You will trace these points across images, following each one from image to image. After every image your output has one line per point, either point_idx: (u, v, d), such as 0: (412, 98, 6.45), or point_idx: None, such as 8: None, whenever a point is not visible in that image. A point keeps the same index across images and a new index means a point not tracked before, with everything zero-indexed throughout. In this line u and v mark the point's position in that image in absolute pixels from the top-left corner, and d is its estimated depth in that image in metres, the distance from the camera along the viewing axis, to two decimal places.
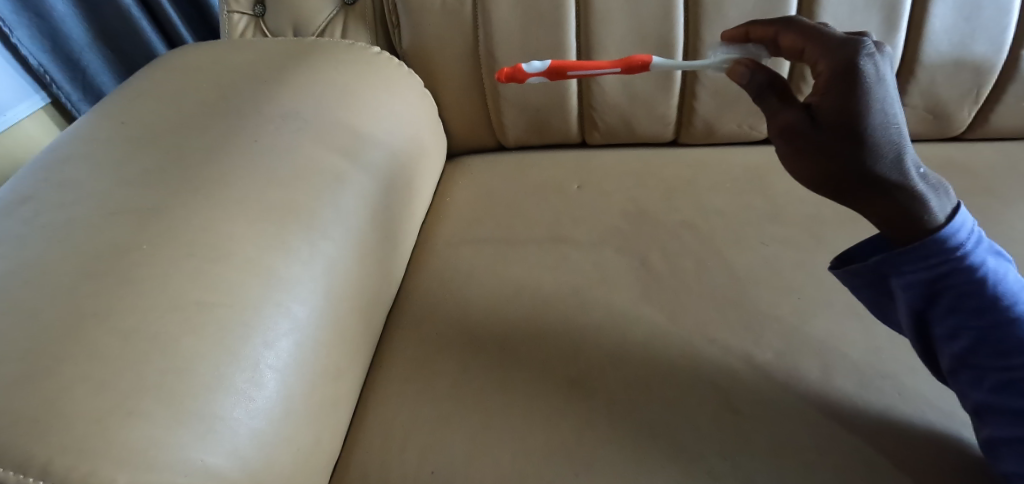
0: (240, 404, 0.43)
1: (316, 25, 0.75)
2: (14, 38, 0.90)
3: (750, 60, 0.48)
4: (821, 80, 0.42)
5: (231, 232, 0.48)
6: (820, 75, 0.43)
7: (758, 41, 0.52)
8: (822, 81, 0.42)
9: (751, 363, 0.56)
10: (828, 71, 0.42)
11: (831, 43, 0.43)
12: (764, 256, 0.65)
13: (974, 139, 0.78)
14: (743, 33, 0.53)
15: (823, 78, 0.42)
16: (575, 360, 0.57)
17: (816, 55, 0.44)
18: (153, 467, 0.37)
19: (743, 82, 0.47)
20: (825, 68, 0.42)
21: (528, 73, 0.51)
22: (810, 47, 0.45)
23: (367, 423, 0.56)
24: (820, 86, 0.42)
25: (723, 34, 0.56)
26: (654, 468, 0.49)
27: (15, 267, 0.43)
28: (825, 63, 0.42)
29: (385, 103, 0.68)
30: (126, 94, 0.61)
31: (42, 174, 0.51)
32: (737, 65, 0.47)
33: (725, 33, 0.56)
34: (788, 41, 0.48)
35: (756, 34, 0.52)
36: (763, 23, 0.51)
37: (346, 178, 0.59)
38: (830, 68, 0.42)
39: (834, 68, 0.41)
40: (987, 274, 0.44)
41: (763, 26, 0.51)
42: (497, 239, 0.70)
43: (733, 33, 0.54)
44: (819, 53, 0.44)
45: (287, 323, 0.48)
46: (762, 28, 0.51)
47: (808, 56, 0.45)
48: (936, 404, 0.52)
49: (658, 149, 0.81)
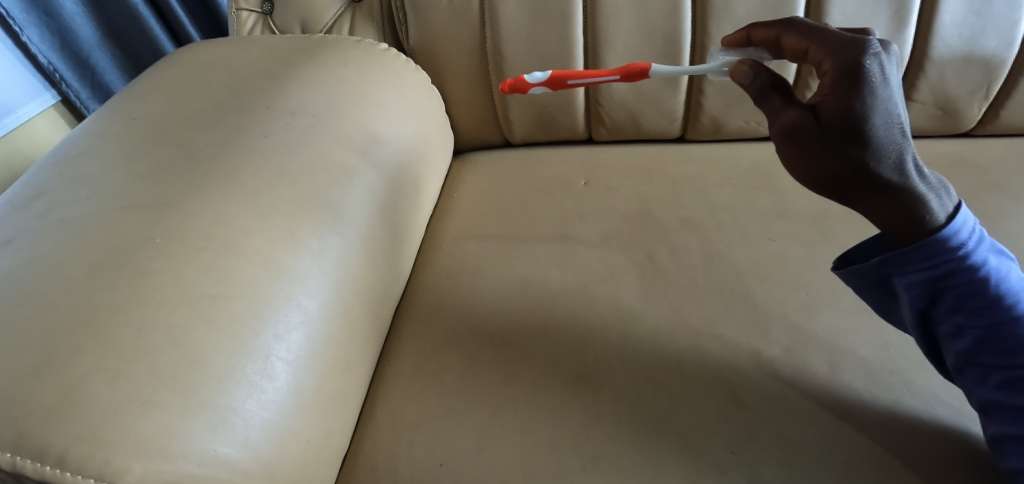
0: (251, 395, 0.43)
1: (324, 22, 0.76)
2: (24, 36, 0.92)
3: (754, 61, 0.48)
4: (826, 80, 0.42)
5: (243, 227, 0.48)
6: (825, 75, 0.43)
7: (760, 44, 0.52)
8: (828, 81, 0.42)
9: (757, 358, 0.56)
10: (833, 70, 0.42)
11: (835, 42, 0.43)
12: (771, 252, 0.65)
13: (983, 135, 0.77)
14: (745, 37, 0.53)
15: (828, 78, 0.42)
16: (581, 355, 0.58)
17: (821, 55, 0.44)
18: (167, 457, 0.38)
19: (745, 83, 0.48)
20: (830, 68, 0.42)
21: (531, 84, 0.53)
22: (813, 48, 0.45)
23: (375, 418, 0.56)
24: (825, 86, 0.42)
25: (724, 39, 0.56)
26: (659, 462, 0.50)
27: (29, 261, 0.43)
28: (831, 62, 0.42)
29: (392, 100, 0.68)
30: (138, 91, 0.61)
31: (57, 169, 0.52)
32: (741, 67, 0.48)
33: (726, 37, 0.56)
34: (790, 42, 0.48)
35: (757, 36, 0.52)
36: (764, 25, 0.51)
37: (353, 173, 0.59)
38: (836, 67, 0.42)
39: (839, 68, 0.41)
40: (989, 273, 0.45)
41: (764, 28, 0.51)
42: (503, 235, 0.70)
43: (735, 37, 0.54)
44: (823, 53, 0.43)
45: (297, 315, 0.48)
46: (763, 30, 0.51)
47: (811, 56, 0.45)
48: (944, 400, 0.52)
49: (664, 146, 0.81)
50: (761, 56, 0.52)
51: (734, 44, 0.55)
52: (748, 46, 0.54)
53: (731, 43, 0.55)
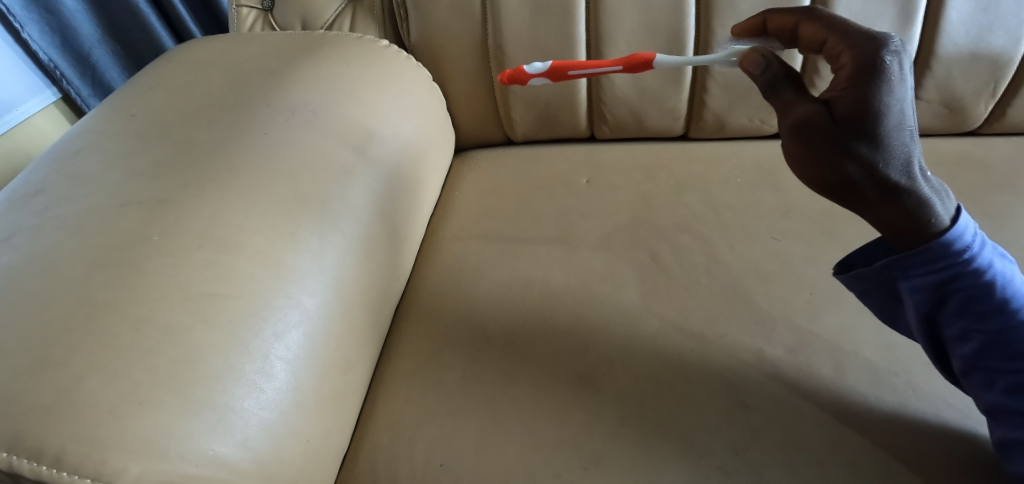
0: (250, 394, 0.43)
1: (325, 19, 0.75)
2: (25, 33, 0.91)
3: (766, 49, 0.46)
4: (844, 74, 0.42)
5: (242, 225, 0.48)
6: (842, 69, 0.42)
7: (774, 30, 0.51)
8: (845, 75, 0.41)
9: (761, 359, 0.55)
10: (852, 64, 0.41)
11: (856, 36, 0.42)
12: (775, 251, 0.64)
13: (990, 134, 0.77)
14: (761, 23, 0.52)
15: (846, 72, 0.41)
16: (583, 355, 0.57)
17: (840, 48, 0.43)
18: (165, 457, 0.38)
19: (755, 73, 0.45)
20: (848, 61, 0.42)
21: (530, 75, 0.53)
22: (832, 39, 0.44)
23: (375, 417, 0.56)
24: (841, 81, 0.42)
25: (734, 26, 0.55)
26: (662, 464, 0.49)
27: (27, 258, 0.43)
28: (850, 56, 0.42)
29: (393, 98, 0.67)
30: (138, 88, 0.61)
31: (55, 166, 0.51)
32: (751, 55, 0.45)
33: (737, 25, 0.55)
34: (808, 31, 0.46)
35: (774, 23, 0.50)
36: (782, 12, 0.50)
37: (354, 171, 0.59)
38: (855, 61, 0.41)
39: (858, 63, 0.41)
40: (994, 277, 0.44)
41: (782, 14, 0.50)
42: (505, 233, 0.70)
43: (750, 24, 0.53)
44: (843, 45, 0.43)
45: (297, 314, 0.48)
46: (780, 17, 0.50)
47: (829, 48, 0.44)
48: (949, 402, 0.51)
49: (667, 144, 0.81)
50: (772, 46, 0.52)
51: (746, 31, 0.54)
52: (763, 32, 0.53)
53: (744, 31, 0.54)
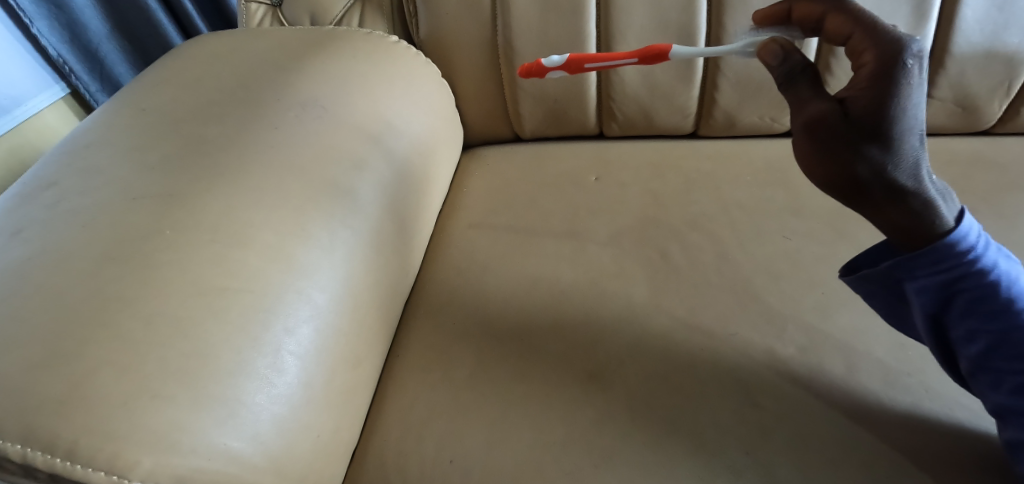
0: (261, 389, 0.43)
1: (334, 14, 0.75)
2: (34, 28, 0.91)
3: (785, 39, 0.45)
4: (864, 72, 0.41)
5: (253, 220, 0.48)
6: (863, 66, 0.41)
7: (798, 19, 0.48)
8: (865, 74, 0.40)
9: (772, 358, 0.55)
10: (874, 63, 0.40)
11: (880, 33, 0.41)
12: (785, 250, 0.64)
13: (1003, 133, 0.76)
14: (784, 10, 0.49)
15: (867, 71, 0.40)
16: (591, 352, 0.57)
17: (864, 44, 0.42)
18: (177, 451, 0.38)
19: (773, 63, 0.44)
20: (871, 60, 0.40)
21: (548, 67, 0.53)
22: (857, 34, 0.42)
23: (385, 413, 0.56)
24: (861, 79, 0.41)
25: (755, 14, 0.53)
26: (673, 462, 0.49)
27: (40, 252, 0.43)
28: (873, 54, 0.41)
29: (402, 94, 0.67)
30: (149, 81, 0.61)
31: (67, 159, 0.51)
32: (770, 46, 0.44)
33: (758, 12, 0.52)
34: (834, 23, 0.45)
35: (798, 12, 0.48)
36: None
37: (363, 166, 0.58)
38: (877, 60, 0.40)
39: (880, 61, 0.40)
40: (999, 278, 0.44)
41: (808, 2, 0.47)
42: (514, 231, 0.70)
43: (773, 11, 0.50)
44: (868, 43, 0.41)
45: (308, 309, 0.48)
46: (807, 5, 0.47)
47: (854, 43, 0.43)
48: (962, 403, 0.51)
49: (676, 141, 0.81)
50: (793, 34, 0.51)
51: (766, 20, 0.51)
52: (787, 20, 0.50)
53: (765, 18, 0.51)
